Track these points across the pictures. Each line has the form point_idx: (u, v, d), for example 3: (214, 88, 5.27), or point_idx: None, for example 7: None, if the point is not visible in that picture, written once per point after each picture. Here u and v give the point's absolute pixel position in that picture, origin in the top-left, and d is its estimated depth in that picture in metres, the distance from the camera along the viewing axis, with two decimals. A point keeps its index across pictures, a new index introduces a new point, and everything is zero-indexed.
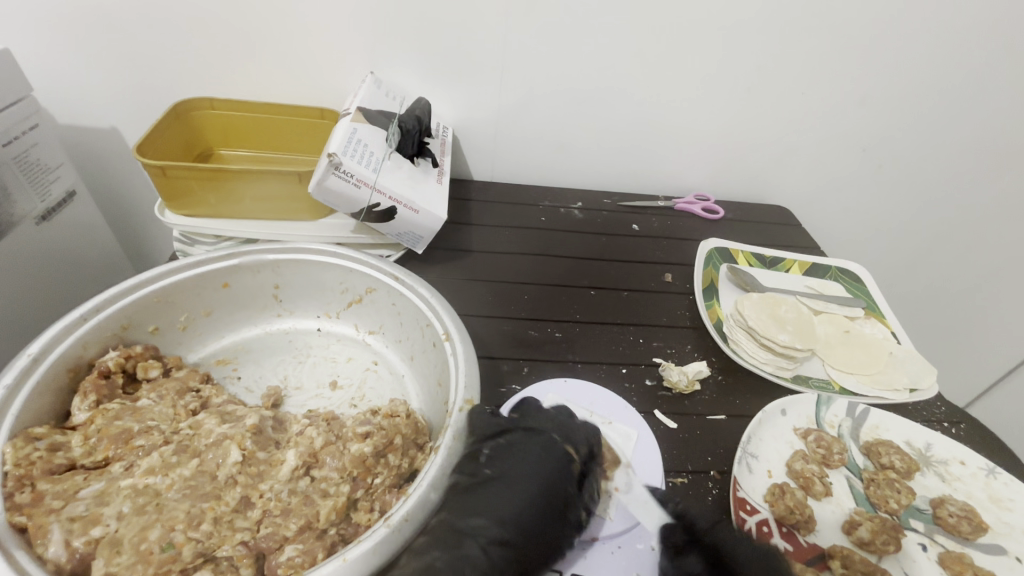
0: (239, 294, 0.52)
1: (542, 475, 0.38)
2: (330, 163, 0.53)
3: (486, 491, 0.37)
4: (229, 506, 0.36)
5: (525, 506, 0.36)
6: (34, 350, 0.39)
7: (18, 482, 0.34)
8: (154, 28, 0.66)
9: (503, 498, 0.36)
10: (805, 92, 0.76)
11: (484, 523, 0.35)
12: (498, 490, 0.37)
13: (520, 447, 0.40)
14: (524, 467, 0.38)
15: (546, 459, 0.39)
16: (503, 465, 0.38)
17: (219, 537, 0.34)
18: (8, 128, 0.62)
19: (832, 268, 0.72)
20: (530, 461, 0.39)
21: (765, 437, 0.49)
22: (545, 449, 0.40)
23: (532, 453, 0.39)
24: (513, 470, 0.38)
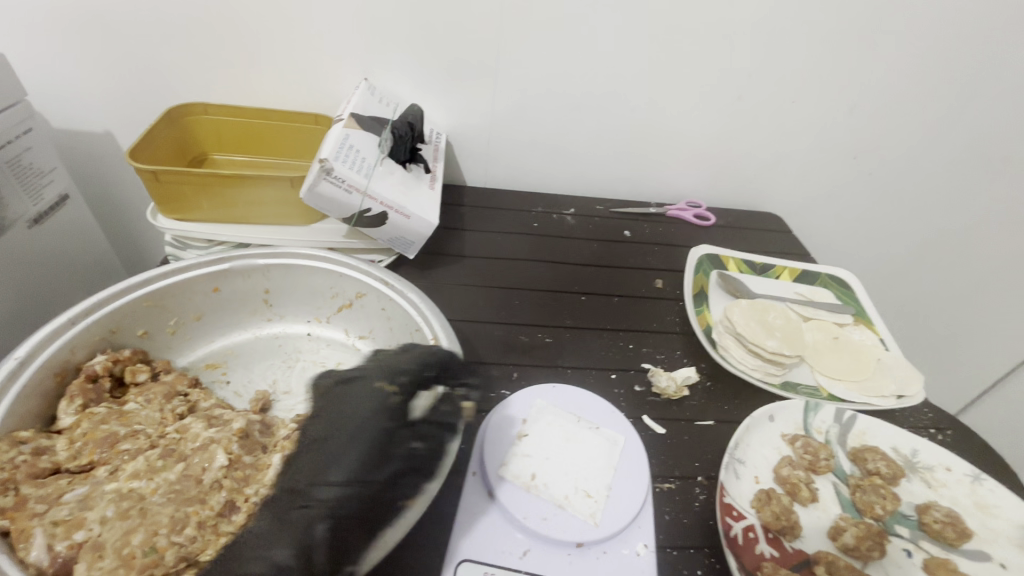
0: (230, 299, 0.53)
1: (361, 424, 0.38)
2: (322, 169, 0.53)
3: (315, 452, 0.37)
4: (213, 510, 0.36)
5: (347, 459, 0.36)
6: (22, 353, 0.39)
7: (2, 485, 0.34)
8: (150, 33, 0.67)
9: (327, 457, 0.36)
10: (794, 101, 0.77)
11: (312, 485, 0.35)
12: (320, 448, 0.38)
13: (339, 400, 0.40)
14: (338, 421, 0.39)
15: (359, 407, 0.39)
16: (329, 436, 0.38)
17: (202, 542, 0.35)
18: (3, 132, 0.62)
19: (821, 275, 0.73)
20: (343, 413, 0.39)
21: (753, 442, 0.50)
22: (363, 399, 0.40)
23: (350, 404, 0.40)
24: (332, 425, 0.38)
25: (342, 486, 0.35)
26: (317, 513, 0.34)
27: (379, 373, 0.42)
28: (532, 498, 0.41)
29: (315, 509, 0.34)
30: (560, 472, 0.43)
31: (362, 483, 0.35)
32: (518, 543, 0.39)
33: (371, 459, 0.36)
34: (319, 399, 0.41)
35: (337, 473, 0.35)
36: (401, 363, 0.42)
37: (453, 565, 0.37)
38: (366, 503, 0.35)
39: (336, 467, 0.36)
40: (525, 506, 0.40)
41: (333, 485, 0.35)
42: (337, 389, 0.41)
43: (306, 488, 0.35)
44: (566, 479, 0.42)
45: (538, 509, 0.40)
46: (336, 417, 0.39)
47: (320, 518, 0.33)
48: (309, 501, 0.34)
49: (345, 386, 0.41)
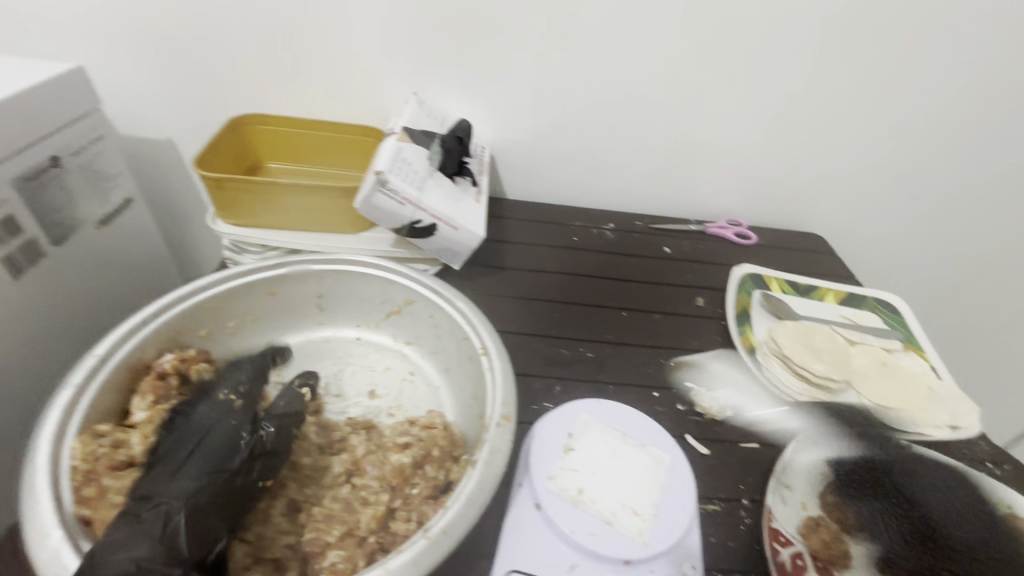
0: (285, 302, 0.54)
1: (214, 431, 0.39)
2: (378, 181, 0.55)
3: (172, 462, 0.36)
4: (278, 509, 0.38)
5: (201, 464, 0.36)
6: (101, 351, 0.41)
7: (84, 476, 0.35)
8: (214, 49, 0.71)
9: (183, 466, 0.36)
10: (840, 122, 0.76)
11: (161, 487, 0.34)
12: (173, 462, 0.36)
13: (192, 422, 0.40)
14: (189, 438, 0.38)
15: (209, 423, 0.39)
16: (171, 448, 0.37)
17: (267, 540, 0.37)
18: (77, 139, 0.66)
19: (868, 298, 0.71)
20: (195, 428, 0.39)
21: (800, 466, 0.49)
22: (212, 419, 0.40)
23: (202, 420, 0.40)
24: (181, 441, 0.38)
25: (188, 483, 0.35)
26: (176, 510, 0.33)
27: (239, 395, 0.43)
28: (579, 512, 0.40)
29: (182, 507, 0.33)
30: (609, 488, 0.42)
31: (222, 478, 0.35)
32: (565, 558, 0.39)
33: (226, 458, 0.37)
34: (170, 419, 0.41)
35: (198, 470, 0.35)
36: (250, 389, 0.45)
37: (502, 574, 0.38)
38: (225, 497, 0.35)
39: (187, 473, 0.35)
40: (572, 521, 0.40)
41: (191, 486, 0.34)
42: (188, 416, 0.40)
43: (162, 491, 0.34)
44: (614, 496, 0.42)
45: (585, 524, 0.40)
46: (187, 434, 0.39)
47: (177, 511, 0.33)
48: (166, 503, 0.33)
49: (200, 414, 0.41)
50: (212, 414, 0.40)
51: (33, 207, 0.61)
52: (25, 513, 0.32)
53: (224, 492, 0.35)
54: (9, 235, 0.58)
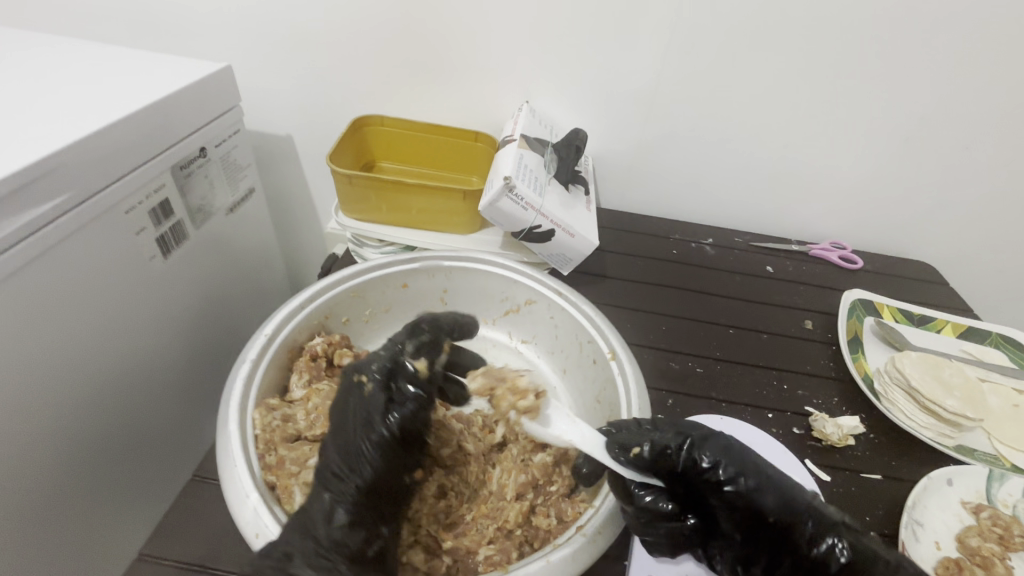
0: (414, 295, 0.58)
1: (371, 420, 0.39)
2: (505, 186, 0.57)
3: (341, 439, 0.38)
4: (430, 493, 0.42)
5: (352, 448, 0.38)
6: (269, 331, 0.45)
7: (265, 444, 0.39)
8: (343, 53, 0.76)
9: (345, 450, 0.38)
10: (970, 148, 0.73)
11: (328, 481, 0.36)
12: (342, 439, 0.38)
13: (351, 394, 0.41)
14: (352, 415, 0.39)
15: (367, 404, 0.40)
16: (328, 438, 0.39)
17: (419, 522, 0.41)
18: (220, 132, 0.72)
19: (994, 333, 0.67)
20: (353, 406, 0.40)
21: (934, 499, 0.48)
22: (368, 398, 0.40)
23: (356, 401, 0.40)
24: (339, 418, 0.40)
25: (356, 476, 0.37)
26: (345, 503, 0.36)
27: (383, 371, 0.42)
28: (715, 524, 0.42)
29: (343, 497, 0.36)
30: None
31: (370, 472, 0.37)
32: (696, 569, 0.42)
33: (373, 453, 0.38)
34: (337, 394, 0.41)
35: (350, 458, 0.37)
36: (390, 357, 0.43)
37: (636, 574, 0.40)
38: (371, 490, 0.37)
39: (339, 456, 0.38)
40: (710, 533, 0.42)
41: (352, 476, 0.37)
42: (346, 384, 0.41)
43: (330, 480, 0.36)
44: None
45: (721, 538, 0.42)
46: (345, 411, 0.40)
47: (352, 510, 0.36)
48: (333, 489, 0.36)
49: (354, 386, 0.41)
50: (352, 397, 0.40)
51: (183, 192, 0.67)
52: (225, 471, 0.36)
53: (372, 487, 0.37)
54: (164, 218, 0.64)
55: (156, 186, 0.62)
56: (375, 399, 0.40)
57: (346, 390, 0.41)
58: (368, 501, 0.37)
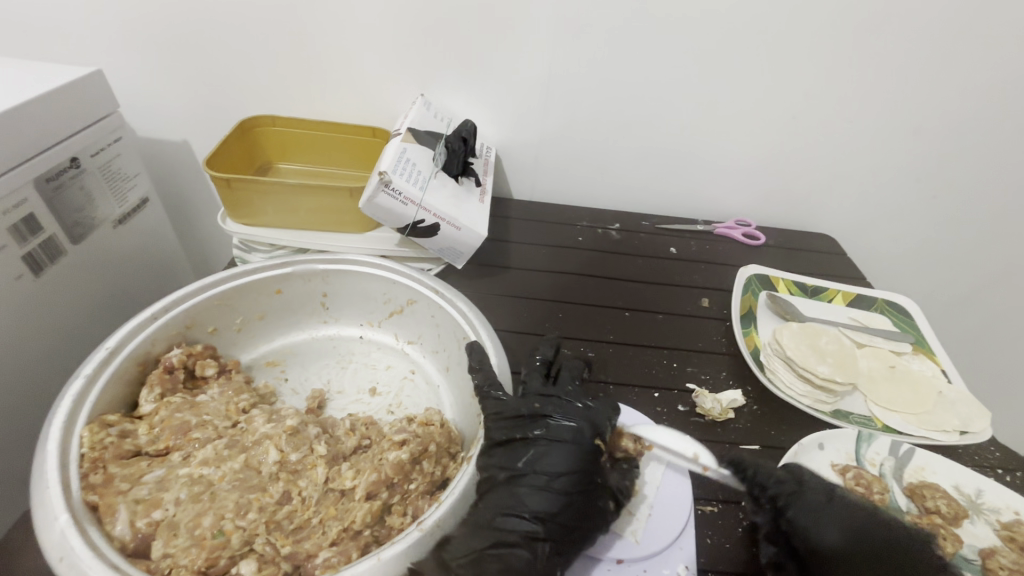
0: (290, 300, 0.59)
1: (576, 463, 0.41)
2: (381, 181, 0.56)
3: (509, 489, 0.40)
4: (272, 498, 0.40)
5: (553, 495, 0.39)
6: (111, 344, 0.45)
7: (92, 463, 0.39)
8: (228, 54, 0.73)
9: (542, 491, 0.39)
10: (856, 121, 0.75)
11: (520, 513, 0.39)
12: (539, 484, 0.40)
13: (544, 446, 0.42)
14: (556, 465, 0.40)
15: (570, 458, 0.41)
16: (525, 492, 0.39)
17: (258, 527, 0.38)
18: (98, 139, 0.68)
19: (879, 300, 0.70)
20: (552, 461, 0.41)
21: (811, 478, 0.43)
22: (567, 442, 0.42)
23: (558, 459, 0.41)
24: (537, 472, 0.40)
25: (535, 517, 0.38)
26: (550, 545, 0.38)
27: (587, 429, 0.43)
28: None
29: (545, 538, 0.38)
30: None
31: (555, 508, 0.39)
32: None
33: (553, 496, 0.39)
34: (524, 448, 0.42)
35: (536, 505, 0.39)
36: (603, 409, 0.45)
37: None
38: (558, 527, 0.38)
39: (535, 499, 0.39)
40: None
41: (532, 515, 0.38)
42: (551, 428, 0.42)
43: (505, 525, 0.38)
44: None
45: None
46: (546, 465, 0.40)
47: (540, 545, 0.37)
48: (519, 520, 0.38)
49: (563, 426, 0.43)
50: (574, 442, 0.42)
51: (53, 206, 0.61)
52: (38, 493, 0.35)
53: (560, 521, 0.39)
54: (31, 234, 0.59)
55: (16, 201, 0.56)
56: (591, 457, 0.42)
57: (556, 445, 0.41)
58: (559, 539, 0.38)
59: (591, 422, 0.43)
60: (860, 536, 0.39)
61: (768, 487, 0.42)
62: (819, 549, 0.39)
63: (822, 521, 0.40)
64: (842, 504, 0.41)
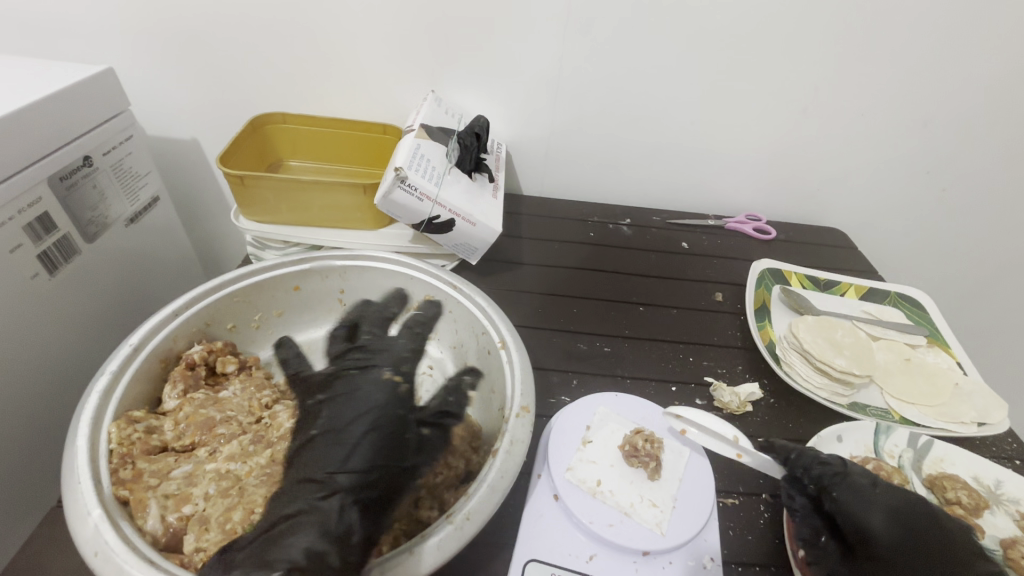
0: (308, 297, 0.59)
1: (367, 415, 0.43)
2: (397, 177, 0.56)
3: (327, 443, 0.41)
4: None
5: (355, 448, 0.40)
6: (135, 341, 0.46)
7: (121, 459, 0.39)
8: (238, 52, 0.73)
9: (336, 444, 0.41)
10: (867, 115, 0.75)
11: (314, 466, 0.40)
12: (332, 439, 0.41)
13: (341, 403, 0.45)
14: (346, 418, 0.43)
15: (354, 411, 0.44)
16: (320, 450, 0.41)
17: None
18: (108, 138, 0.67)
19: (892, 293, 0.70)
20: (343, 416, 0.43)
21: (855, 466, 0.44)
22: (365, 400, 0.45)
23: (344, 413, 0.44)
24: (332, 426, 0.42)
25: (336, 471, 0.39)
26: (343, 497, 0.37)
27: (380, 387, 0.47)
28: (599, 503, 0.44)
29: (332, 492, 0.37)
30: (627, 481, 0.45)
31: (346, 458, 0.40)
32: (585, 548, 0.42)
33: (355, 451, 0.40)
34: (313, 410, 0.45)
35: (331, 458, 0.40)
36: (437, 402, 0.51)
37: (521, 563, 0.41)
38: (362, 481, 0.39)
39: (332, 454, 0.40)
40: (592, 511, 0.43)
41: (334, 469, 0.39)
42: (342, 388, 0.47)
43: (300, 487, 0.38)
44: (633, 488, 0.45)
45: (604, 516, 0.43)
46: (334, 418, 0.43)
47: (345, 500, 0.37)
48: (318, 478, 0.38)
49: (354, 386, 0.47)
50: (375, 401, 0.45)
51: (67, 205, 0.61)
52: (70, 489, 0.35)
53: (352, 469, 0.39)
54: (46, 232, 0.59)
55: (31, 200, 0.56)
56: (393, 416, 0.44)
57: (349, 403, 0.45)
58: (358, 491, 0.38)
59: (386, 364, 0.51)
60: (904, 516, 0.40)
61: (813, 470, 0.43)
62: (864, 530, 0.39)
63: (869, 506, 0.40)
64: (887, 490, 0.42)
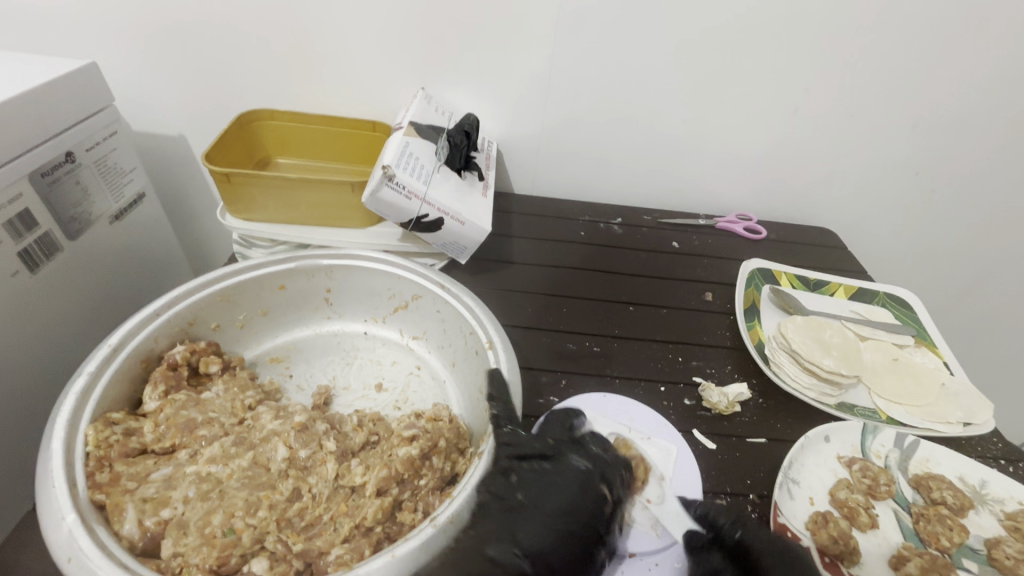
0: (293, 296, 0.59)
1: (561, 490, 0.42)
2: (385, 175, 0.55)
3: (502, 522, 0.40)
4: (282, 495, 0.40)
5: (546, 531, 0.40)
6: (114, 341, 0.45)
7: (98, 462, 0.39)
8: (225, 48, 0.72)
9: (538, 530, 0.39)
10: (856, 115, 0.75)
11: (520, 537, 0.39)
12: (510, 514, 0.40)
13: (537, 481, 0.43)
14: (554, 506, 0.41)
15: (574, 497, 0.42)
16: (526, 526, 0.40)
17: (270, 524, 0.38)
18: (92, 134, 0.66)
19: (880, 293, 0.70)
20: (553, 501, 0.41)
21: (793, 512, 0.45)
22: (568, 480, 0.43)
23: (564, 498, 0.42)
24: (537, 507, 0.41)
25: (532, 547, 0.39)
26: None
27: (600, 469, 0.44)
28: None
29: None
30: (617, 487, 0.45)
31: (547, 550, 0.39)
32: None
33: (550, 536, 0.39)
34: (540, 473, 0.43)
35: (528, 542, 0.39)
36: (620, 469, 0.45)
37: None
38: (548, 569, 0.38)
39: (531, 536, 0.39)
40: None
41: (523, 554, 0.38)
42: (555, 467, 0.43)
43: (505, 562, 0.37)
44: (626, 493, 0.45)
45: None
46: (551, 504, 0.41)
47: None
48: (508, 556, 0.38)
49: (574, 471, 0.43)
50: (583, 480, 0.43)
51: (49, 201, 0.60)
52: (43, 493, 0.35)
53: (550, 563, 0.38)
54: (26, 230, 0.58)
55: (10, 196, 0.55)
56: (558, 488, 0.42)
57: (567, 481, 0.43)
58: None
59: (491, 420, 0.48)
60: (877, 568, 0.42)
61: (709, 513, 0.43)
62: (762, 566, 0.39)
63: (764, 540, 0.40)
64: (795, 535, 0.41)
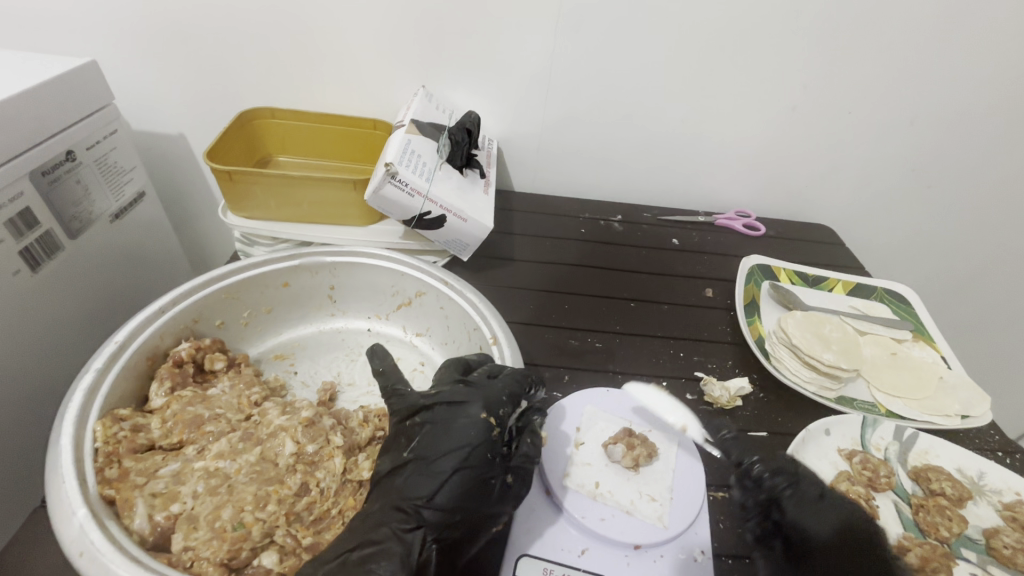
0: (297, 293, 0.59)
1: (444, 433, 0.40)
2: (387, 172, 0.55)
3: (390, 477, 0.39)
4: (291, 489, 0.40)
5: (430, 478, 0.38)
6: (120, 338, 0.45)
7: (107, 457, 0.39)
8: (225, 47, 0.72)
9: (424, 476, 0.38)
10: (854, 112, 0.76)
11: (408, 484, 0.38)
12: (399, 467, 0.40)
13: (425, 430, 0.41)
14: (440, 447, 0.40)
15: (458, 439, 0.40)
16: (410, 477, 0.39)
17: (280, 518, 0.38)
18: (93, 133, 0.66)
19: (879, 289, 0.70)
20: (435, 444, 0.40)
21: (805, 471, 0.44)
22: (452, 422, 0.41)
23: (447, 439, 0.40)
24: (423, 456, 0.39)
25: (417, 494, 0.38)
26: (426, 531, 0.37)
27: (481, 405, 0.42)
28: (594, 501, 0.44)
29: (417, 525, 0.37)
30: (623, 479, 0.46)
31: (432, 493, 0.38)
32: (577, 543, 0.42)
33: (432, 478, 0.38)
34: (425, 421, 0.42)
35: (413, 489, 0.38)
36: (501, 391, 0.43)
37: (513, 559, 0.41)
38: (437, 512, 0.37)
39: (413, 483, 0.38)
40: (584, 507, 0.44)
41: (407, 503, 0.37)
42: (434, 414, 0.42)
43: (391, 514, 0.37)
44: (630, 486, 0.45)
45: (596, 511, 0.43)
46: (434, 448, 0.40)
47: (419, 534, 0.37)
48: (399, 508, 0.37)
49: (452, 411, 0.42)
50: (471, 419, 0.41)
51: (49, 200, 0.60)
52: (54, 488, 0.35)
53: (438, 505, 0.37)
54: (28, 229, 0.58)
55: (12, 195, 0.55)
56: (436, 432, 0.40)
57: (452, 420, 0.41)
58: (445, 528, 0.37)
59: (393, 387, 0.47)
60: (850, 552, 0.39)
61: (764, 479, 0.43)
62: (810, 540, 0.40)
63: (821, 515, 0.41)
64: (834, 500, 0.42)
